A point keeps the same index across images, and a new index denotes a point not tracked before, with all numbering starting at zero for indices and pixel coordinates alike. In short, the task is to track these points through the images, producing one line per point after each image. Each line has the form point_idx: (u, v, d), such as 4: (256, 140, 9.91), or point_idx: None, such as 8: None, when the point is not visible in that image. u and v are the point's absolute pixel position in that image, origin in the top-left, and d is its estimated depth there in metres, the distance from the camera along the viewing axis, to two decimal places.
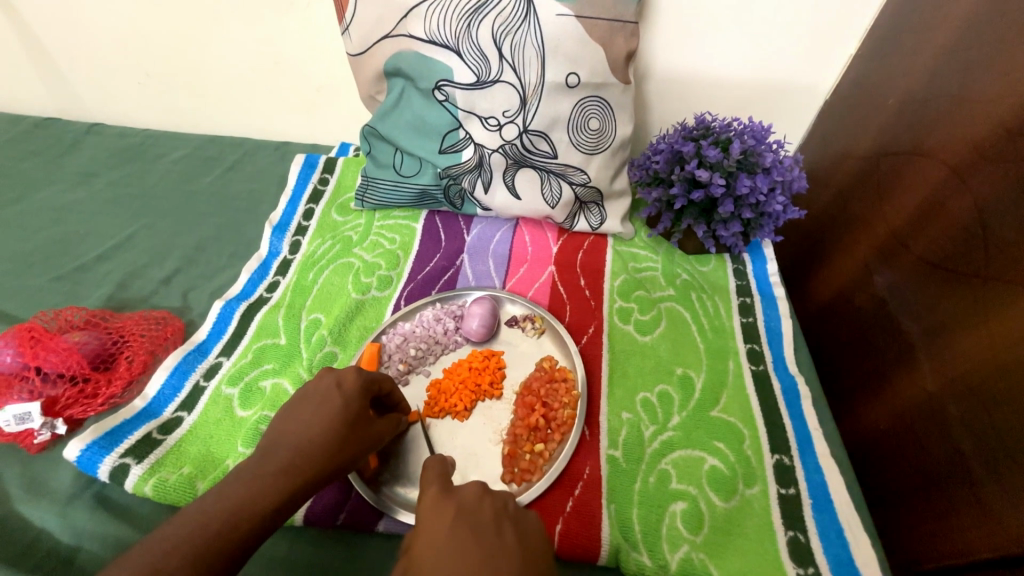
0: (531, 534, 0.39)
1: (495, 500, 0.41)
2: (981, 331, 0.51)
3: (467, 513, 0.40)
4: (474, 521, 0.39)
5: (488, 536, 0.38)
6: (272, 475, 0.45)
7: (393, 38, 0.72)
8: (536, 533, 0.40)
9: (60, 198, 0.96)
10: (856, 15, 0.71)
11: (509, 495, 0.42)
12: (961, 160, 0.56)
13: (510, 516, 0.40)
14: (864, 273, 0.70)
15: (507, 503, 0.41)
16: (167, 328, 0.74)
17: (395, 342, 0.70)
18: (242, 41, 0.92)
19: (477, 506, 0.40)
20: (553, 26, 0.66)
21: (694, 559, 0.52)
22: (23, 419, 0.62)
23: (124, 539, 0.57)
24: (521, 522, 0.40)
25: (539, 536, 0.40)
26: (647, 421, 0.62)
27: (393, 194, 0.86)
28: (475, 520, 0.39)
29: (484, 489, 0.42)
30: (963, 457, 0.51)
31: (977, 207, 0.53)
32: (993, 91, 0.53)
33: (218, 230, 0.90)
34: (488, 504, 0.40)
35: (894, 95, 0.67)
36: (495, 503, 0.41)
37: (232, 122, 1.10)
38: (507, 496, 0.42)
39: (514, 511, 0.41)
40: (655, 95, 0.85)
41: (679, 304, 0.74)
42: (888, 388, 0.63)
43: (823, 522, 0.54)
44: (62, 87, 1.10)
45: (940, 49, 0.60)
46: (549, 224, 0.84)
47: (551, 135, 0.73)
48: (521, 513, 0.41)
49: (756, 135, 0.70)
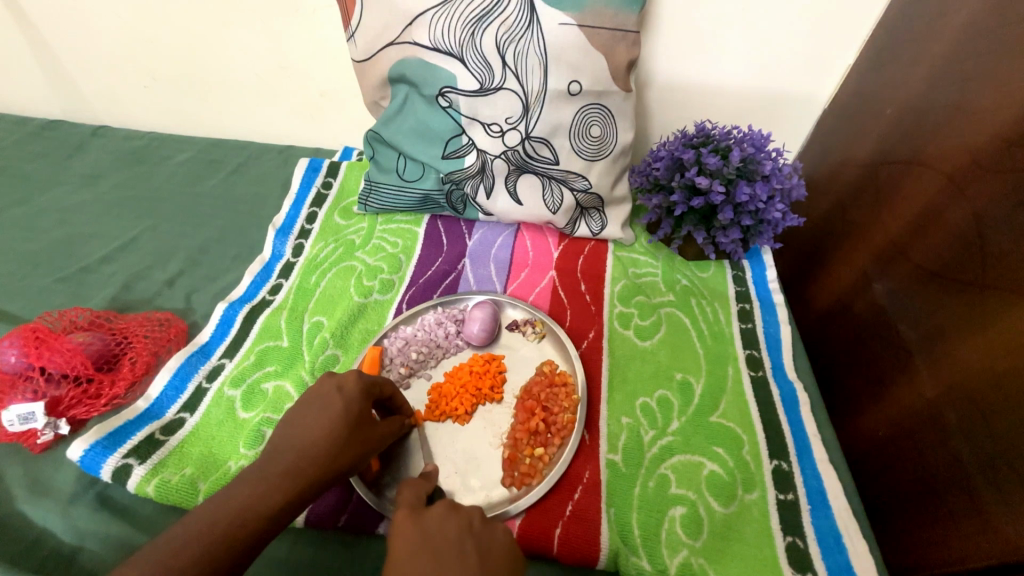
0: (494, 552, 0.40)
1: (461, 516, 0.42)
2: (978, 339, 0.52)
3: (432, 532, 0.41)
4: (437, 540, 0.40)
5: (449, 554, 0.39)
6: (276, 477, 0.46)
7: (398, 44, 0.72)
8: (500, 548, 0.41)
9: (65, 199, 0.97)
10: (856, 25, 0.72)
11: (475, 510, 0.43)
12: (959, 170, 0.57)
13: (474, 532, 0.41)
14: (863, 280, 0.71)
15: (473, 518, 0.42)
16: (171, 329, 0.75)
17: (396, 346, 0.70)
18: (248, 46, 0.93)
19: (443, 524, 0.41)
20: (555, 35, 0.67)
21: (693, 563, 0.53)
22: (27, 419, 0.62)
23: (126, 539, 0.57)
24: (487, 538, 0.41)
25: (505, 551, 0.41)
26: (647, 426, 0.63)
27: (396, 198, 0.86)
28: (438, 540, 0.40)
29: (451, 506, 0.43)
30: (961, 464, 0.52)
31: (975, 215, 0.54)
32: (991, 102, 0.53)
33: (221, 233, 0.91)
34: (453, 521, 0.41)
35: (892, 104, 0.68)
36: (461, 519, 0.42)
37: (236, 126, 1.10)
38: (474, 512, 0.43)
39: (479, 527, 0.42)
40: (656, 103, 0.85)
41: (679, 310, 0.75)
42: (886, 394, 0.64)
43: (822, 528, 0.55)
44: (69, 90, 1.11)
45: (939, 59, 0.61)
46: (550, 229, 0.85)
47: (553, 142, 0.74)
48: (488, 527, 0.42)
49: (756, 144, 0.71)
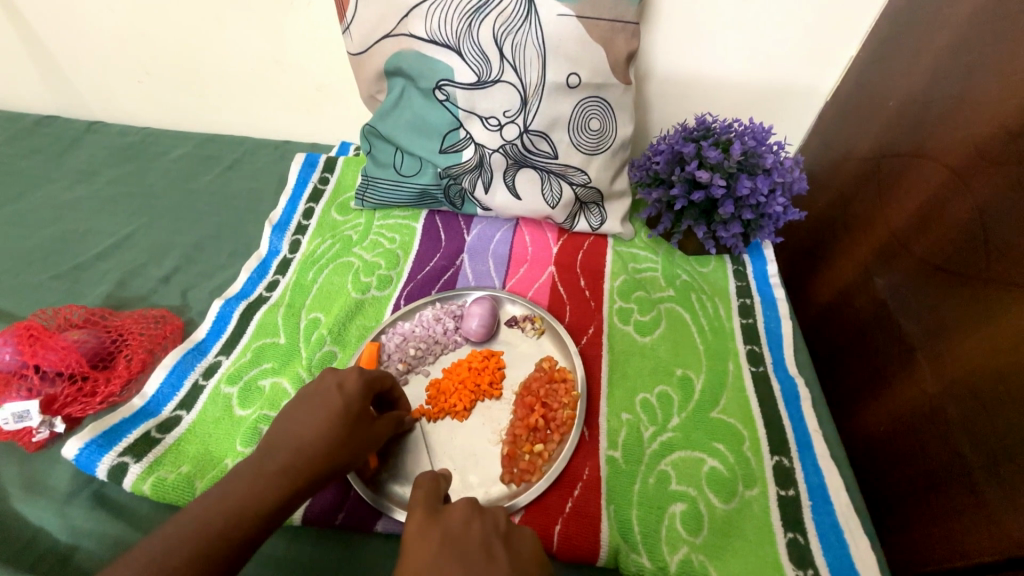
0: (523, 555, 0.39)
1: (485, 518, 0.41)
2: (981, 334, 0.51)
3: (454, 534, 0.40)
4: (461, 542, 0.39)
5: (475, 555, 0.38)
6: (272, 475, 0.45)
7: (394, 37, 0.71)
8: (529, 551, 0.40)
9: (59, 196, 0.96)
10: (857, 17, 0.71)
11: (500, 513, 0.42)
12: (962, 162, 0.56)
13: (501, 533, 0.40)
14: (864, 275, 0.70)
15: (499, 521, 0.41)
16: (167, 327, 0.74)
17: (395, 342, 0.70)
18: (242, 40, 0.92)
19: (465, 524, 0.41)
20: (553, 26, 0.66)
21: (694, 560, 0.52)
22: (22, 417, 0.62)
23: (122, 539, 0.57)
24: (514, 540, 0.40)
25: (532, 553, 0.40)
26: (647, 422, 0.62)
27: (393, 193, 0.86)
28: (462, 541, 0.39)
29: (474, 508, 0.42)
30: (963, 459, 0.51)
31: (979, 209, 0.53)
32: (995, 93, 0.53)
33: (218, 230, 0.90)
34: (477, 524, 0.41)
35: (894, 97, 0.67)
36: (486, 523, 0.41)
37: (233, 121, 1.09)
38: (498, 513, 0.42)
39: (505, 529, 0.41)
40: (656, 95, 0.85)
41: (680, 305, 0.74)
42: (888, 390, 0.63)
43: (823, 523, 0.54)
44: (62, 85, 1.10)
45: (942, 50, 0.60)
46: (549, 224, 0.84)
47: (551, 136, 0.73)
48: (514, 529, 0.41)
49: (757, 136, 0.70)
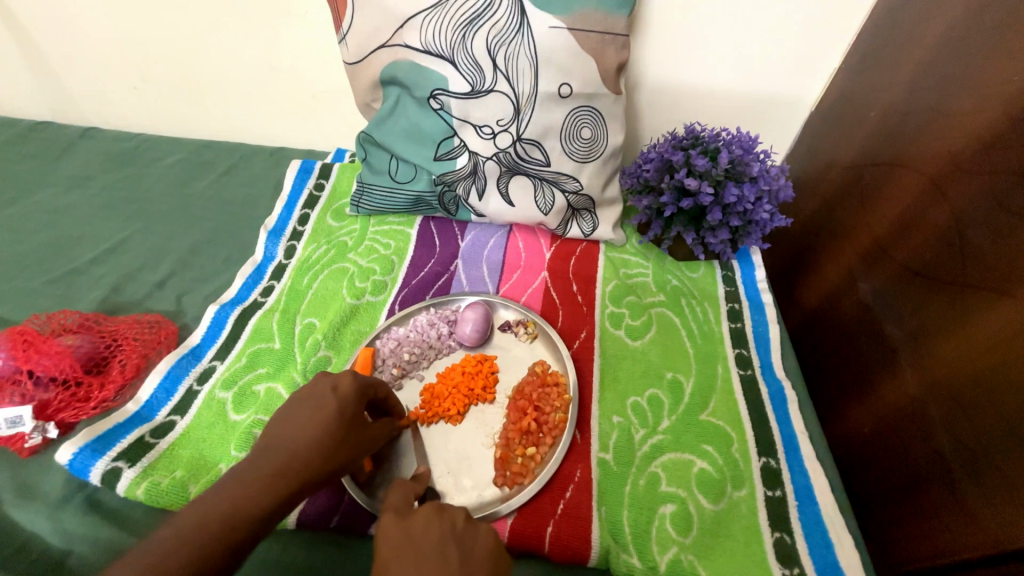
0: (477, 555, 0.40)
1: (444, 518, 0.42)
2: (958, 338, 0.53)
3: (415, 535, 0.41)
4: (419, 545, 0.40)
5: (431, 557, 0.39)
6: (267, 478, 0.46)
7: (389, 47, 0.73)
8: (484, 552, 0.40)
9: (54, 201, 0.96)
10: (839, 29, 0.73)
11: (459, 511, 0.42)
12: (939, 172, 0.58)
13: (457, 534, 0.41)
14: (849, 280, 0.72)
15: (457, 522, 0.42)
16: (161, 332, 0.74)
17: (389, 347, 0.71)
18: (240, 48, 0.93)
19: (426, 526, 0.41)
20: (545, 38, 0.68)
21: (683, 560, 0.53)
22: (15, 423, 0.62)
23: (115, 544, 0.57)
24: (469, 538, 0.41)
25: (489, 552, 0.40)
26: (637, 425, 0.64)
27: (388, 200, 0.87)
28: (421, 543, 0.40)
29: (436, 508, 0.43)
30: (943, 458, 0.53)
31: (955, 217, 0.55)
32: (970, 105, 0.55)
33: (213, 235, 0.90)
34: (435, 524, 0.41)
35: (875, 108, 0.69)
36: (444, 523, 0.41)
37: (229, 127, 1.10)
38: (457, 513, 0.43)
39: (461, 528, 0.41)
40: (647, 104, 0.86)
41: (669, 310, 0.76)
42: (872, 393, 0.65)
43: (809, 522, 0.56)
44: (58, 90, 1.11)
45: (919, 63, 0.62)
46: (542, 230, 0.85)
47: (544, 144, 0.75)
48: (471, 528, 0.42)
49: (745, 145, 0.72)
